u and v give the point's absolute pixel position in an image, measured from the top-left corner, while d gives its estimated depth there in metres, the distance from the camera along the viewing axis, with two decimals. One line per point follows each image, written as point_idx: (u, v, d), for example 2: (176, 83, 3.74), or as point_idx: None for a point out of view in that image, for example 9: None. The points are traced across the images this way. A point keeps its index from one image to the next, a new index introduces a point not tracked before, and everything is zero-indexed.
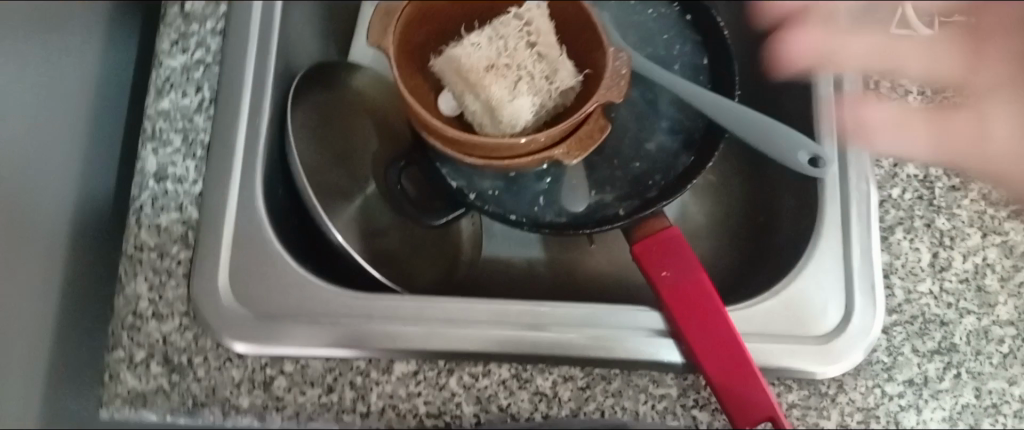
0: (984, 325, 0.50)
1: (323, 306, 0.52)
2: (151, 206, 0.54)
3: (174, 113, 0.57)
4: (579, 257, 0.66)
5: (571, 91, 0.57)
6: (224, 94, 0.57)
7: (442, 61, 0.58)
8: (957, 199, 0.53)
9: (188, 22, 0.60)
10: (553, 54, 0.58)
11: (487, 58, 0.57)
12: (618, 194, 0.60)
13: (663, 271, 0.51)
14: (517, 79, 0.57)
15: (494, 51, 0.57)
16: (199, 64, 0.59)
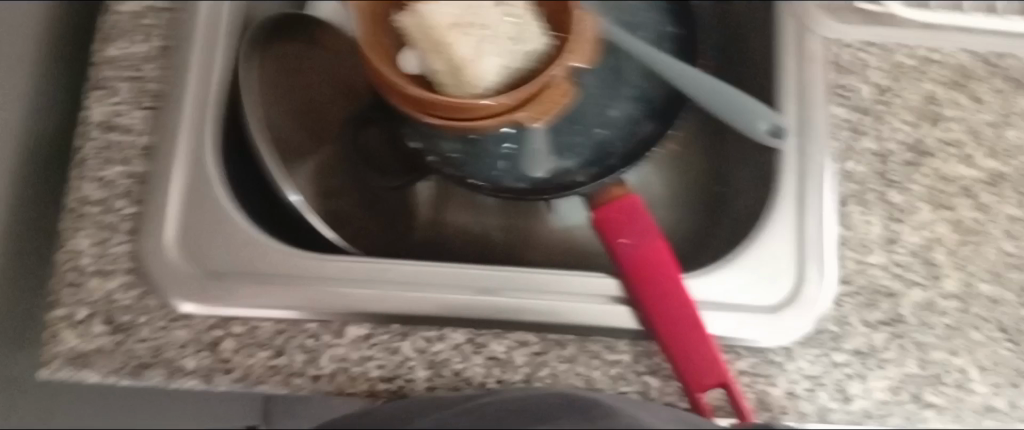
0: (929, 296, 0.50)
1: (274, 265, 0.51)
2: (96, 157, 0.52)
3: (123, 62, 0.55)
4: (537, 222, 0.65)
5: (538, 52, 0.56)
6: (176, 42, 0.55)
7: (407, 17, 0.57)
8: (909, 174, 0.53)
9: None
10: (523, 16, 0.58)
11: (453, 18, 0.57)
12: (580, 160, 0.60)
13: (623, 237, 0.51)
14: (482, 39, 0.56)
15: (462, 13, 0.58)
16: (151, 10, 0.56)
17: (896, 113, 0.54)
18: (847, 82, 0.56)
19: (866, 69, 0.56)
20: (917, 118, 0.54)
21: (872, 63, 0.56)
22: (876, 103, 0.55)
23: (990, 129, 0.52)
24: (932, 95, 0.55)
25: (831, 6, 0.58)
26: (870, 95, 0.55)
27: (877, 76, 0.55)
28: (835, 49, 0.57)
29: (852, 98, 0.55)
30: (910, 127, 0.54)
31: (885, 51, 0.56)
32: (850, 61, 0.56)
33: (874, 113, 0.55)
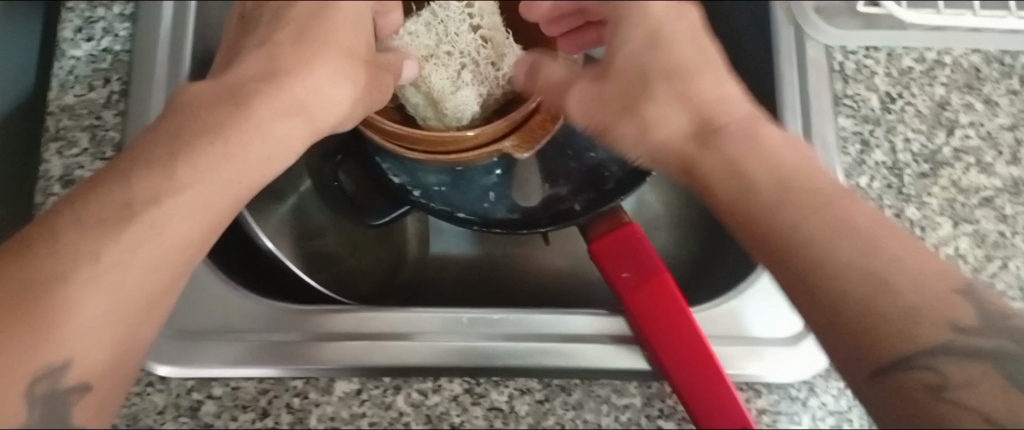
0: None
1: (257, 323, 0.47)
2: None
3: (80, 109, 0.51)
4: (528, 252, 0.61)
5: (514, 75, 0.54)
6: (133, 86, 0.51)
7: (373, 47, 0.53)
8: (926, 187, 0.50)
9: (92, 6, 0.54)
10: (499, 37, 0.55)
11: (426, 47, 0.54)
12: (573, 186, 0.56)
13: (626, 272, 0.48)
14: (458, 67, 0.54)
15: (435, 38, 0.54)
16: (107, 53, 0.52)
17: (908, 121, 0.51)
18: (854, 91, 0.51)
19: (873, 76, 0.52)
20: (931, 126, 0.51)
21: (879, 69, 0.52)
22: (885, 114, 0.51)
23: (1007, 134, 0.50)
24: (946, 102, 0.51)
25: (831, 10, 0.53)
26: (878, 104, 0.51)
27: (886, 84, 0.52)
28: (837, 57, 0.52)
29: (860, 109, 0.51)
30: (925, 137, 0.51)
31: (891, 56, 0.52)
32: (855, 69, 0.52)
33: (885, 124, 0.51)
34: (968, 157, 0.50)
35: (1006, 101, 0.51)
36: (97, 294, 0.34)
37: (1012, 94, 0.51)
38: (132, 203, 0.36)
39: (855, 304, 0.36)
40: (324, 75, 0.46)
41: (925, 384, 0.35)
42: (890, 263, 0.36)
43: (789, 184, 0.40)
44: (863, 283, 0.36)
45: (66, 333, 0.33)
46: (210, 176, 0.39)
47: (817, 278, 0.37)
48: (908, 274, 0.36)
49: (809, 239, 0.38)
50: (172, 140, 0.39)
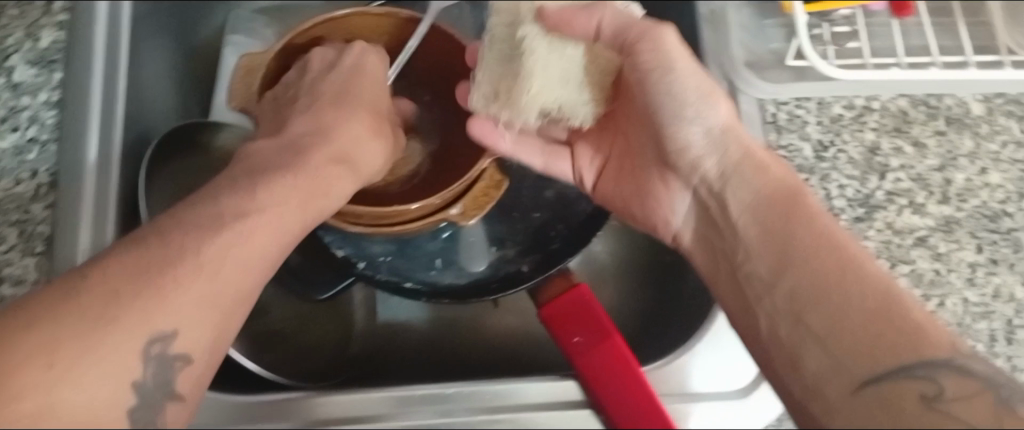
0: None
1: (207, 417, 0.47)
2: None
3: (6, 203, 0.47)
4: (478, 315, 0.60)
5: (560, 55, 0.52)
6: (63, 176, 0.49)
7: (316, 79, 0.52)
8: (863, 231, 0.50)
9: (17, 94, 0.49)
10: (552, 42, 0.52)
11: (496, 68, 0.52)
12: (519, 248, 0.56)
13: (576, 337, 0.48)
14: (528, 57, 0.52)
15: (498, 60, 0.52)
16: (33, 143, 0.48)
17: (840, 168, 0.52)
18: (787, 142, 0.53)
19: (805, 126, 0.53)
20: (863, 171, 0.52)
21: (810, 118, 0.53)
22: (819, 161, 0.52)
23: (937, 175, 0.51)
24: (876, 147, 0.52)
25: (763, 65, 0.55)
26: (812, 153, 0.52)
27: (818, 132, 0.53)
28: (769, 109, 0.54)
29: (795, 158, 0.52)
30: (858, 182, 0.52)
31: (821, 105, 0.54)
32: (787, 119, 0.53)
33: (819, 172, 0.52)
34: (901, 199, 0.51)
35: (933, 142, 0.52)
36: (106, 341, 0.32)
37: (939, 135, 0.52)
38: (144, 271, 0.33)
39: (836, 341, 0.37)
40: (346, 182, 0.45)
41: (914, 395, 0.35)
42: (841, 295, 0.38)
43: (789, 253, 0.42)
44: (835, 321, 0.38)
45: (114, 343, 0.32)
46: (251, 223, 0.37)
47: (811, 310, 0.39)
48: (865, 308, 0.37)
49: (782, 300, 0.41)
50: (195, 213, 0.37)
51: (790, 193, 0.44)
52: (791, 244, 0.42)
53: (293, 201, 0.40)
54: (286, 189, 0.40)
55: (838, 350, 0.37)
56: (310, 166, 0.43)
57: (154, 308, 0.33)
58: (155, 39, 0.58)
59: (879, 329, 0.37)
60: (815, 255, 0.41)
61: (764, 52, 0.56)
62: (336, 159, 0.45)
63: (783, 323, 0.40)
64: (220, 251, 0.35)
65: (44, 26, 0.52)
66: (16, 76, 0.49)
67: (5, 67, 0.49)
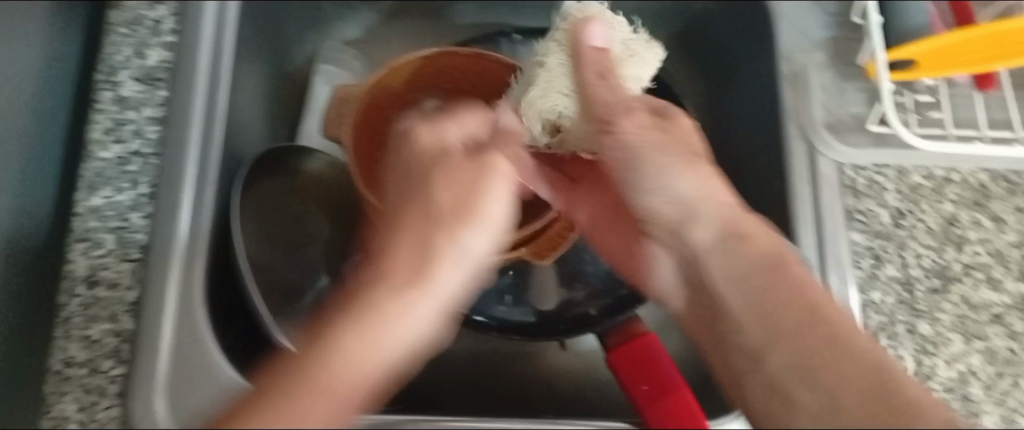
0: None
1: None
2: (79, 316, 0.50)
3: (107, 211, 0.52)
4: (542, 353, 0.61)
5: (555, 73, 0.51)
6: (161, 189, 0.52)
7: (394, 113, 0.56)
8: (938, 304, 0.50)
9: (123, 109, 0.55)
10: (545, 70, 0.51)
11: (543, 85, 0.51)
12: (589, 290, 0.57)
13: (644, 384, 0.48)
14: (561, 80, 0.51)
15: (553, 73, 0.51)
16: (136, 156, 0.53)
17: (918, 237, 0.52)
18: (866, 207, 0.53)
19: (884, 192, 0.53)
20: (941, 242, 0.52)
21: (890, 185, 0.53)
22: (897, 229, 0.52)
23: (1016, 252, 0.51)
24: (954, 219, 0.53)
25: (844, 127, 0.55)
26: (890, 219, 0.52)
27: (897, 200, 0.53)
28: (849, 173, 0.54)
29: (872, 224, 0.52)
30: (935, 252, 0.52)
31: (901, 173, 0.54)
32: (866, 185, 0.53)
33: (897, 239, 0.52)
34: (977, 273, 0.51)
35: (1013, 218, 0.52)
36: (307, 396, 0.38)
37: (1019, 212, 0.52)
38: (330, 335, 0.40)
39: (816, 389, 0.37)
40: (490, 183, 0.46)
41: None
42: (826, 372, 0.38)
43: (751, 296, 0.41)
44: (823, 376, 0.38)
45: (315, 394, 0.38)
46: (395, 298, 0.41)
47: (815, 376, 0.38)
48: (852, 381, 0.37)
49: (772, 369, 0.39)
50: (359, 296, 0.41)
51: (772, 260, 0.42)
52: (775, 291, 0.41)
53: (435, 234, 0.43)
54: (422, 227, 0.44)
55: (819, 398, 0.37)
56: (440, 200, 0.45)
57: (327, 368, 0.39)
58: (252, 60, 0.60)
59: (861, 384, 0.37)
60: (781, 296, 0.41)
61: (845, 116, 0.56)
62: (473, 181, 0.46)
63: (770, 398, 0.39)
64: (389, 306, 0.41)
65: (153, 45, 0.57)
66: (123, 92, 0.55)
67: (115, 82, 0.55)
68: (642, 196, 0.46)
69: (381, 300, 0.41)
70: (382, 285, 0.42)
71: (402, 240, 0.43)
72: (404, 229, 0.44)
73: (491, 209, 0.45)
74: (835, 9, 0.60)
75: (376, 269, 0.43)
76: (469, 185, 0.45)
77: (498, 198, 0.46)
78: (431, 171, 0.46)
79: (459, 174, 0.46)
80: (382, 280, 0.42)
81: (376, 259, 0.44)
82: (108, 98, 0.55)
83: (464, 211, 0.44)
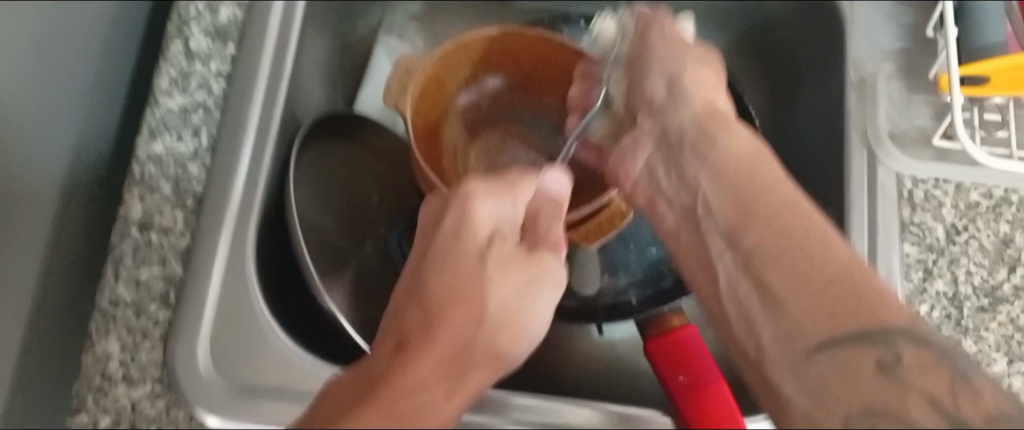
0: None
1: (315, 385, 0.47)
2: (131, 257, 0.50)
3: (167, 158, 0.53)
4: (576, 335, 0.61)
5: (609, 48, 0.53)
6: (219, 140, 0.53)
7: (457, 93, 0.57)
8: (984, 322, 0.50)
9: (191, 61, 0.56)
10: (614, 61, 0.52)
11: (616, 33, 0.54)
12: (632, 280, 0.58)
13: (683, 375, 0.48)
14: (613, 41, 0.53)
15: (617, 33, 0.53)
16: (200, 107, 0.54)
17: (971, 254, 0.51)
18: (920, 219, 0.53)
19: (940, 207, 0.53)
20: (994, 262, 0.51)
21: (947, 201, 0.53)
22: (950, 245, 0.52)
23: None
24: (1011, 239, 0.50)
25: (906, 140, 0.55)
26: (944, 235, 0.52)
27: (952, 215, 0.53)
28: (906, 185, 0.54)
29: (926, 237, 0.52)
30: (987, 271, 0.51)
31: (959, 189, 0.53)
32: (923, 198, 0.53)
33: (949, 254, 0.52)
34: None
35: None
36: None
37: None
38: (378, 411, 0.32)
39: (803, 326, 0.34)
40: (546, 290, 0.43)
41: (871, 362, 0.32)
42: (808, 251, 0.35)
43: (721, 179, 0.41)
44: (819, 307, 0.34)
45: None
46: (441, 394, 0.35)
47: (786, 249, 0.36)
48: (825, 264, 0.34)
49: (748, 248, 0.37)
50: (396, 378, 0.35)
51: (753, 163, 0.41)
52: (751, 224, 0.38)
53: (481, 332, 0.39)
54: (463, 332, 0.38)
55: (806, 304, 0.34)
56: (477, 307, 0.40)
57: None
58: (321, 25, 0.61)
59: (839, 279, 0.34)
60: (784, 211, 0.37)
61: (908, 128, 0.55)
62: (521, 291, 0.41)
63: (738, 274, 0.37)
64: (441, 397, 0.35)
65: (225, 2, 0.58)
66: (192, 44, 0.57)
67: (184, 35, 0.57)
68: (645, 84, 0.49)
69: (401, 389, 0.34)
70: (405, 377, 0.35)
71: (446, 328, 0.38)
72: (450, 313, 0.39)
73: (536, 319, 0.42)
74: (909, 21, 0.60)
75: (401, 358, 0.36)
76: (525, 291, 0.42)
77: (546, 309, 0.42)
78: (482, 276, 0.41)
79: (518, 273, 0.42)
80: (424, 364, 0.36)
81: (406, 342, 0.37)
82: (177, 49, 0.56)
83: (516, 312, 0.41)
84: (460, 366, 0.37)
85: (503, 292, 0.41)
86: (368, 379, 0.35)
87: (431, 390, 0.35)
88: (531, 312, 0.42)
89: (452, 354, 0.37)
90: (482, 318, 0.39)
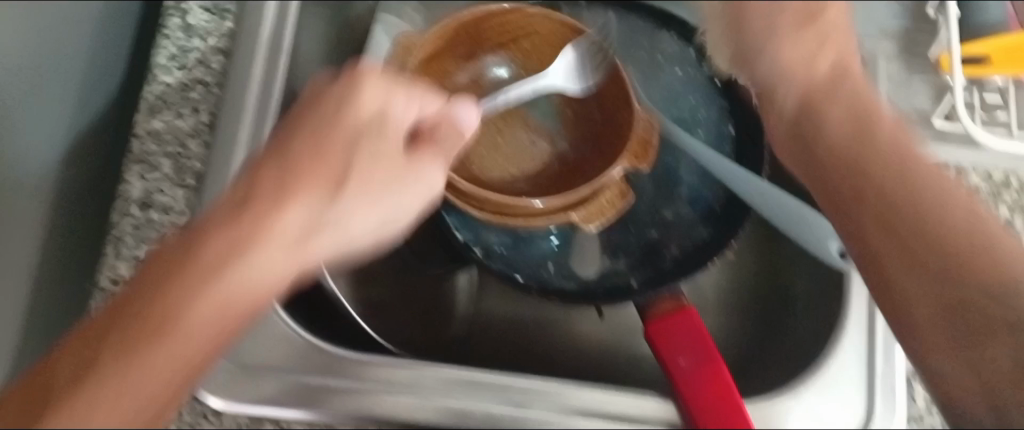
0: None
1: (319, 369, 0.48)
2: (131, 237, 0.50)
3: (166, 135, 0.52)
4: (575, 318, 0.61)
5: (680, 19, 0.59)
6: (219, 117, 0.53)
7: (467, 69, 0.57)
8: None
9: (189, 36, 0.55)
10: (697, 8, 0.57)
11: None
12: (631, 261, 0.57)
13: (682, 359, 0.48)
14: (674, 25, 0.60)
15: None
16: (199, 84, 0.54)
17: None
18: None
19: None
20: None
21: None
22: None
23: None
24: None
25: (907, 122, 0.55)
26: None
27: None
28: None
29: None
30: None
31: (959, 172, 0.53)
32: None
33: None
34: None
35: None
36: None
37: None
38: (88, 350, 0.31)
39: (901, 254, 0.38)
40: (393, 167, 0.38)
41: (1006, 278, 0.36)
42: (918, 190, 0.39)
43: (851, 140, 0.41)
44: (907, 244, 0.38)
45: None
46: (188, 308, 0.32)
47: (911, 191, 0.39)
48: (946, 206, 0.38)
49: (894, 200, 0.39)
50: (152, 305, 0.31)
51: (836, 89, 0.44)
52: (865, 147, 0.41)
53: (262, 230, 0.34)
54: (175, 284, 0.32)
55: (900, 243, 0.38)
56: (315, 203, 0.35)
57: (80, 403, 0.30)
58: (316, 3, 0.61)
59: (955, 218, 0.38)
60: (893, 159, 0.40)
61: (909, 110, 0.55)
62: (395, 113, 0.38)
63: (875, 219, 0.39)
64: (196, 320, 0.32)
65: None
66: (190, 19, 0.56)
67: (183, 9, 0.56)
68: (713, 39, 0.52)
69: (189, 314, 0.32)
70: (131, 354, 0.31)
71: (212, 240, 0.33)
72: (216, 217, 0.34)
73: (407, 191, 0.38)
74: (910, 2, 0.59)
75: (148, 316, 0.31)
76: (393, 167, 0.38)
77: (419, 184, 0.38)
78: (344, 172, 0.36)
79: (391, 155, 0.38)
80: (166, 284, 0.32)
81: (174, 257, 0.33)
82: (175, 23, 0.56)
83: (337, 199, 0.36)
84: (214, 307, 0.32)
85: (270, 179, 0.35)
86: (113, 333, 0.31)
87: (180, 311, 0.32)
88: (363, 189, 0.37)
89: (165, 279, 0.32)
90: (265, 220, 0.34)
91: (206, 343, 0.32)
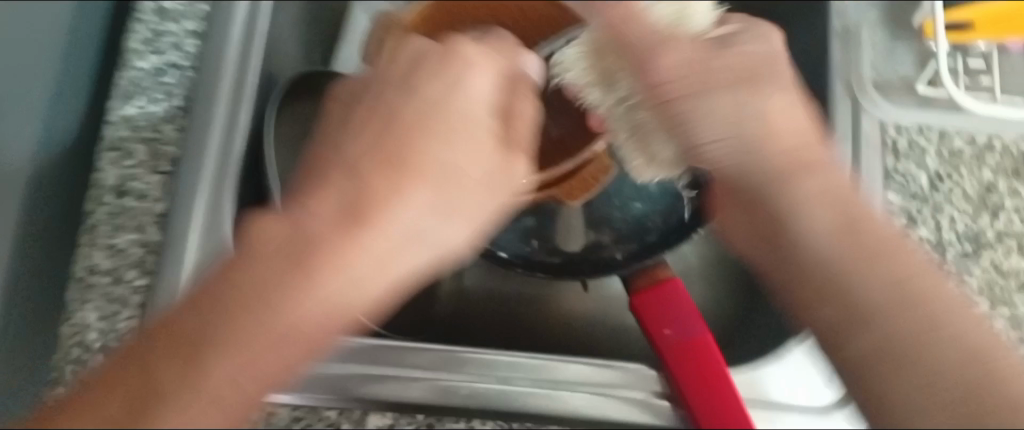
0: None
1: None
2: (108, 224, 0.49)
3: (141, 121, 0.52)
4: (559, 293, 0.61)
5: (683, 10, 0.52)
6: (194, 103, 0.51)
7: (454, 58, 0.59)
8: (968, 269, 0.49)
9: (163, 21, 0.55)
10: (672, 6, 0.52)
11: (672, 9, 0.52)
12: (616, 235, 0.57)
13: (667, 329, 0.48)
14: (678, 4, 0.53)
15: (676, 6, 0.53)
16: (173, 67, 0.53)
17: (954, 202, 0.51)
18: (904, 167, 0.52)
19: (924, 155, 0.53)
20: (978, 209, 0.51)
21: (930, 149, 0.53)
22: (934, 192, 0.52)
23: None
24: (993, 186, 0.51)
25: (890, 88, 0.54)
26: (928, 183, 0.52)
27: (936, 163, 0.52)
28: (890, 132, 0.53)
29: (909, 186, 0.52)
30: (970, 218, 0.51)
31: (943, 137, 0.53)
32: (907, 146, 0.53)
33: (933, 202, 0.52)
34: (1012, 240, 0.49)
35: None
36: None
37: None
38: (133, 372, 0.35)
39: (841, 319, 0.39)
40: (434, 145, 0.39)
41: (921, 322, 0.38)
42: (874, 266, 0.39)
43: (846, 258, 0.40)
44: (894, 324, 0.38)
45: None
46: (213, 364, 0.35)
47: (822, 282, 0.40)
48: (903, 327, 0.38)
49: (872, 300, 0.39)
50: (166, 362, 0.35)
51: (858, 243, 0.40)
52: (858, 236, 0.40)
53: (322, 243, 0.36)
54: (286, 255, 0.36)
55: (885, 359, 0.37)
56: (420, 194, 0.38)
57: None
58: None
59: (903, 332, 0.38)
60: (894, 267, 0.39)
61: (892, 76, 0.55)
62: (397, 160, 0.39)
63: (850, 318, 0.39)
64: (222, 349, 0.35)
65: None
66: (164, 4, 0.56)
67: None
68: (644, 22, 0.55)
69: (225, 362, 0.35)
70: (255, 297, 0.36)
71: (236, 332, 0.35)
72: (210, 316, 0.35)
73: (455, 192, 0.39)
74: None
75: (280, 276, 0.36)
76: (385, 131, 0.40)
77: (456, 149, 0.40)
78: (434, 122, 0.40)
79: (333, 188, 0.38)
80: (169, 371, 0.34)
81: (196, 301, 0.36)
82: (149, 9, 0.55)
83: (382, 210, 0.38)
84: (300, 292, 0.36)
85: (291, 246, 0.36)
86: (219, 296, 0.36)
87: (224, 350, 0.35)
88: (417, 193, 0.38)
89: (295, 277, 0.36)
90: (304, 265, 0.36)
91: (267, 346, 0.35)
